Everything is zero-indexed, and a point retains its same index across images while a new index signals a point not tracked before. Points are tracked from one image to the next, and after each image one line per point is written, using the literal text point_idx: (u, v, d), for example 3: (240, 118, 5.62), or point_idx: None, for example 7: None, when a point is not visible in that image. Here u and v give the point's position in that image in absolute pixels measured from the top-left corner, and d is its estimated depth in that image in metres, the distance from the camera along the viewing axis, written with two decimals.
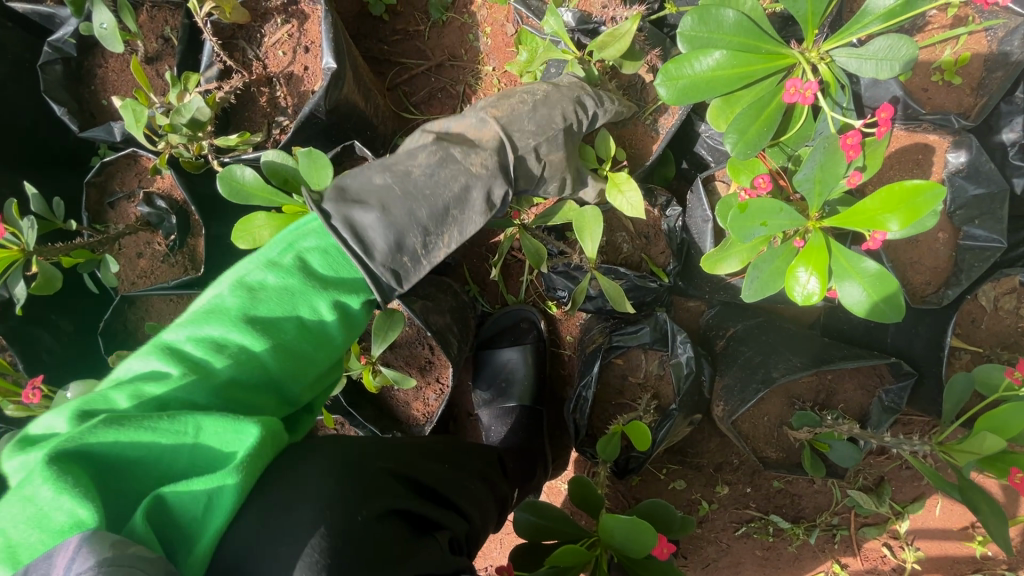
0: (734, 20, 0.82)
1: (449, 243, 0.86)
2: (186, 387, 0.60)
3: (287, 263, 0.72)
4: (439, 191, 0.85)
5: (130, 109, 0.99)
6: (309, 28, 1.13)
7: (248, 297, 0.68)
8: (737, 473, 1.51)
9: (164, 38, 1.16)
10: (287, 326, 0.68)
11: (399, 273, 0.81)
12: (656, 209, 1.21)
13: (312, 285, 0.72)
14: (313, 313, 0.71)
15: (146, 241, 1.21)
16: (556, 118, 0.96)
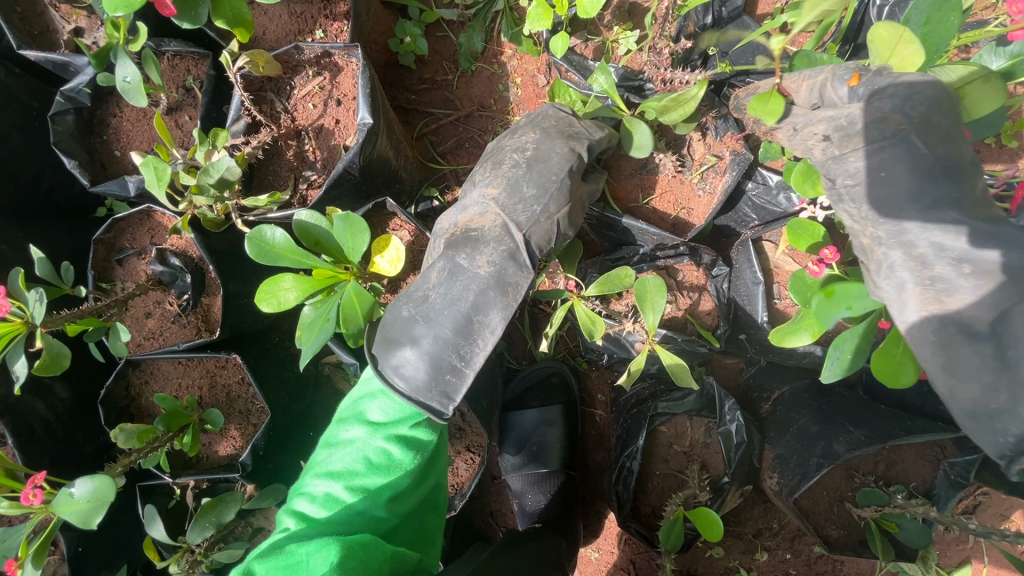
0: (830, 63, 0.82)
1: (483, 344, 0.94)
2: (298, 531, 0.79)
3: (353, 415, 0.93)
4: (457, 305, 0.94)
5: (152, 167, 0.92)
6: (342, 80, 1.07)
7: (328, 451, 0.89)
8: (777, 539, 1.40)
9: (186, 88, 1.10)
10: (358, 467, 0.85)
11: (446, 389, 0.93)
12: (701, 267, 1.15)
13: (370, 425, 0.90)
14: (374, 445, 0.88)
15: (156, 301, 1.12)
16: (553, 173, 0.97)
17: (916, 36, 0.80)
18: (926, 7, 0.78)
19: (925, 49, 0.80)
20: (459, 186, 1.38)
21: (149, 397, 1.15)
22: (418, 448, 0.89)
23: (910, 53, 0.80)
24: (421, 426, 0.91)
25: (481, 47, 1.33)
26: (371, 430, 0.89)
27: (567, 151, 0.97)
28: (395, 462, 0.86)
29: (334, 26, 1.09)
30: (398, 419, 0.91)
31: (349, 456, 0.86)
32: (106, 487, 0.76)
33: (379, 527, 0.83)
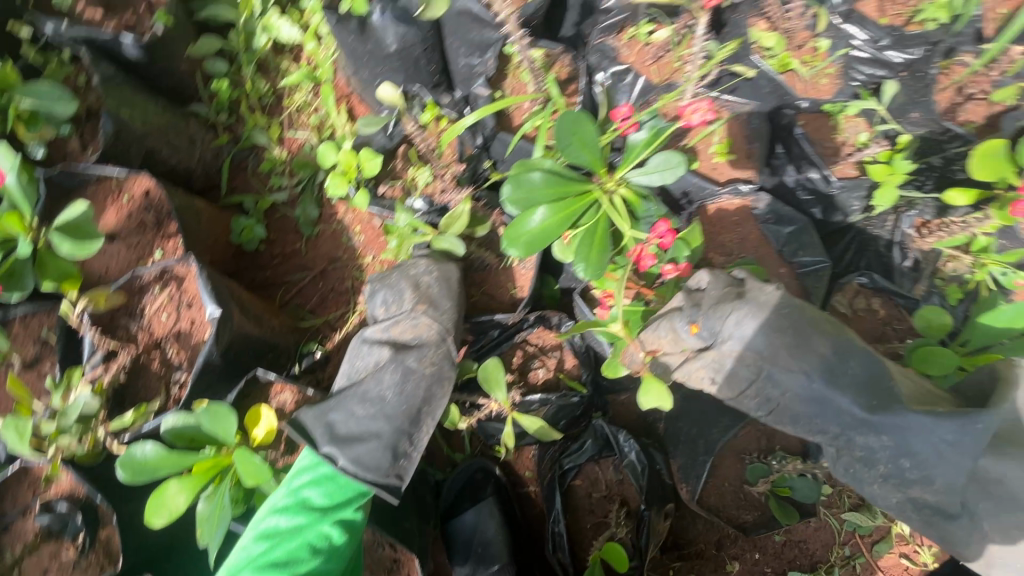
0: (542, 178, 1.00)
1: (429, 429, 1.11)
2: None
3: (292, 504, 0.96)
4: (410, 401, 1.10)
5: (11, 428, 1.01)
6: (187, 286, 1.19)
7: (268, 543, 0.91)
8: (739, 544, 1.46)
9: (41, 340, 1.17)
10: (303, 554, 0.90)
11: (401, 472, 1.06)
12: (553, 329, 1.31)
13: (315, 516, 0.95)
14: (319, 535, 0.93)
15: (50, 555, 1.09)
16: (452, 280, 1.19)
17: (574, 144, 1.01)
18: (569, 121, 0.99)
19: (584, 146, 1.01)
20: (335, 333, 1.49)
21: None
22: (352, 531, 0.97)
23: (582, 154, 1.01)
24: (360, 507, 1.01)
25: (317, 213, 1.53)
26: (314, 515, 0.95)
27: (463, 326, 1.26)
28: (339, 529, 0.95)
29: (170, 243, 1.22)
30: (340, 504, 0.99)
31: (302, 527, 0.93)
32: None
33: None
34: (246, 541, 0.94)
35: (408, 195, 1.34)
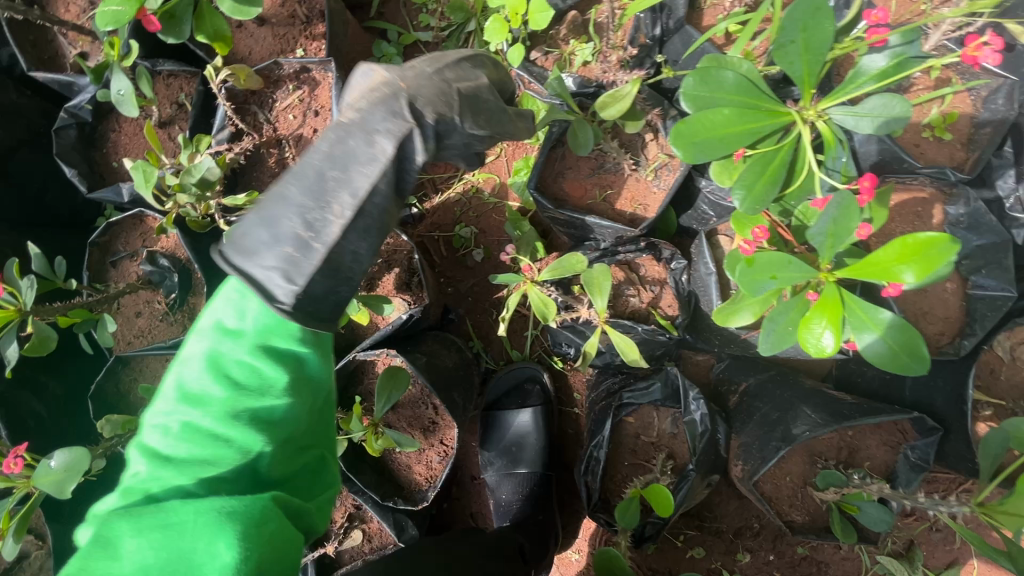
0: (733, 81, 0.82)
1: (326, 207, 0.67)
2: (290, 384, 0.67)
3: (256, 334, 0.68)
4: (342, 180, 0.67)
5: (141, 169, 0.99)
6: (320, 93, 1.17)
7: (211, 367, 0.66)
8: (758, 539, 1.41)
9: (178, 104, 1.19)
10: (219, 389, 0.65)
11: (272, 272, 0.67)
12: (661, 262, 1.21)
13: (267, 369, 0.67)
14: (263, 407, 0.65)
15: (147, 300, 1.21)
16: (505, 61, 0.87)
17: (797, 46, 0.75)
18: (801, 14, 0.73)
19: (807, 54, 0.75)
20: (438, 194, 1.48)
21: (137, 392, 1.23)
22: (291, 364, 0.69)
23: (799, 63, 0.75)
24: (298, 337, 0.69)
25: None
26: (263, 346, 0.67)
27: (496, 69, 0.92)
28: (270, 383, 0.66)
29: (313, 45, 1.18)
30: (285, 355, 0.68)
31: (222, 391, 0.65)
32: (80, 460, 0.80)
33: (237, 433, 0.64)
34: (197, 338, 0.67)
35: (560, 66, 1.21)
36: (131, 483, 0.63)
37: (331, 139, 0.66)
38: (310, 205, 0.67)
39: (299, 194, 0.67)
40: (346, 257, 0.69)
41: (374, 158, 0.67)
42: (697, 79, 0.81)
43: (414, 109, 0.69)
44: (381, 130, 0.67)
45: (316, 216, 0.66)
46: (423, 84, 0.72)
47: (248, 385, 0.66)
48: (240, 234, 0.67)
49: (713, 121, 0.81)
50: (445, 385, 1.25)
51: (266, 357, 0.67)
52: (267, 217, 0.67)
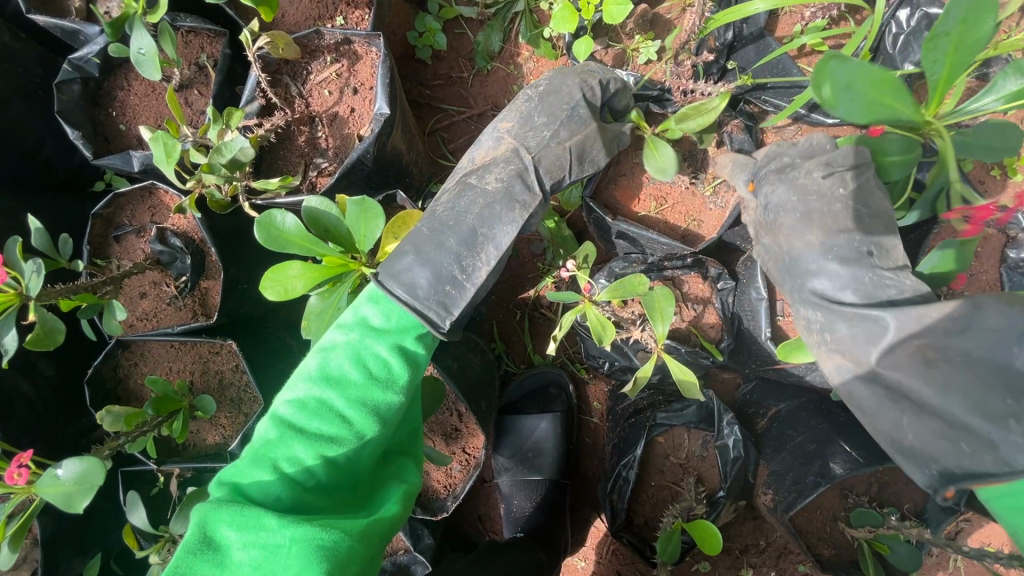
0: (870, 73, 0.70)
1: (488, 262, 0.92)
2: (389, 401, 0.79)
3: (369, 356, 0.80)
4: (461, 220, 0.92)
5: (161, 142, 0.88)
6: (360, 69, 1.06)
7: (328, 377, 0.79)
8: (763, 556, 1.27)
9: (199, 66, 1.07)
10: (354, 376, 0.79)
11: (446, 303, 0.88)
12: (707, 281, 1.15)
13: (371, 385, 0.79)
14: (360, 418, 0.77)
15: (153, 281, 1.10)
16: (563, 99, 0.99)
17: (948, 41, 0.69)
18: (966, 4, 0.66)
19: (955, 53, 0.70)
20: None
21: (137, 379, 1.14)
22: (413, 365, 0.83)
23: (943, 63, 0.71)
24: (423, 342, 0.85)
25: (498, 47, 1.30)
26: (372, 365, 0.80)
27: (578, 81, 1.00)
28: (395, 380, 0.80)
29: (354, 12, 1.06)
30: (386, 378, 0.80)
31: (355, 379, 0.79)
32: (95, 472, 0.73)
33: (338, 428, 0.76)
34: (325, 351, 0.81)
35: (621, 63, 1.13)
36: (258, 447, 0.76)
37: (468, 187, 0.95)
38: (458, 242, 0.91)
39: (457, 246, 0.91)
40: (480, 292, 0.94)
41: (513, 220, 0.93)
42: (834, 66, 0.69)
43: (539, 182, 0.96)
44: (519, 201, 0.94)
45: (468, 261, 0.91)
46: (544, 153, 0.97)
47: (357, 397, 0.78)
48: (411, 276, 0.87)
49: (846, 116, 0.70)
50: (471, 391, 1.20)
51: (376, 373, 0.80)
52: (429, 260, 0.89)
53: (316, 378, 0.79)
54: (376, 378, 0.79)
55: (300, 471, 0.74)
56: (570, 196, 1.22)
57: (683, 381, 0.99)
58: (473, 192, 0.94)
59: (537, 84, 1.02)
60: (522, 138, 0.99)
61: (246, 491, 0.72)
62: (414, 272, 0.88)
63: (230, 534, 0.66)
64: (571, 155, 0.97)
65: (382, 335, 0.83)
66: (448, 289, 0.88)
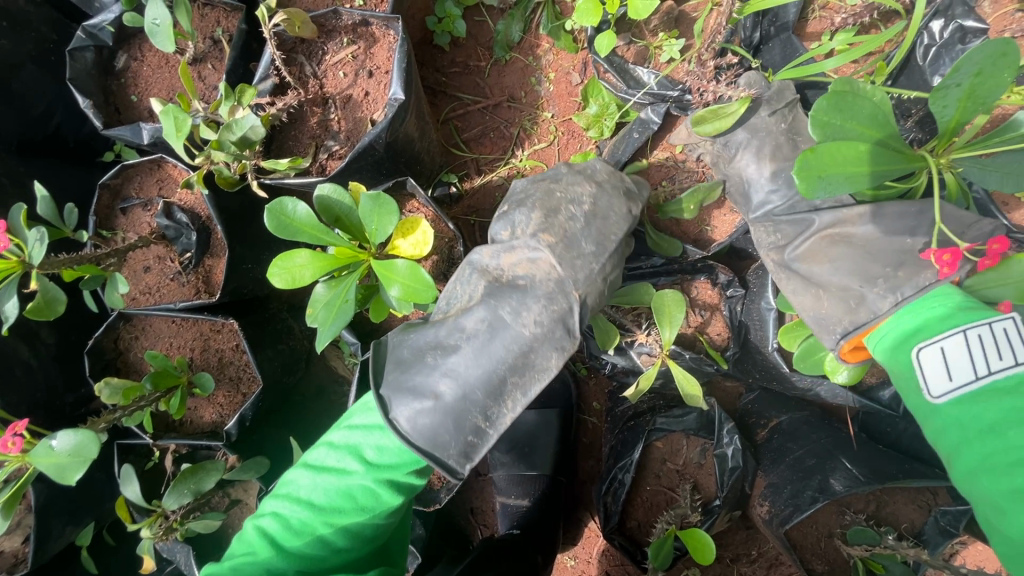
0: (870, 111, 0.70)
1: (513, 407, 0.86)
2: (370, 530, 0.81)
3: (361, 483, 0.82)
4: (490, 366, 0.86)
5: (172, 116, 0.87)
6: (377, 52, 1.04)
7: (320, 495, 0.82)
8: (755, 567, 1.27)
9: (214, 40, 1.06)
10: (343, 505, 0.81)
11: (466, 450, 0.85)
12: (716, 287, 1.14)
13: (358, 515, 0.80)
14: (341, 544, 0.79)
15: (158, 255, 1.10)
16: (612, 231, 0.90)
17: (960, 90, 0.67)
18: (981, 57, 0.64)
19: (966, 100, 0.68)
20: (479, 176, 1.34)
21: (137, 352, 1.13)
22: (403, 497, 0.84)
23: (953, 108, 0.69)
24: (416, 475, 0.85)
25: (518, 37, 1.29)
26: (364, 496, 0.82)
27: (624, 203, 0.92)
28: (383, 508, 0.81)
29: None
30: (374, 510, 0.81)
31: (340, 506, 0.81)
32: (88, 444, 0.72)
33: (319, 549, 0.79)
34: (325, 465, 0.85)
35: (642, 60, 1.10)
36: (241, 562, 0.77)
37: (499, 319, 0.86)
38: (482, 386, 0.85)
39: (483, 394, 0.85)
40: None
41: (548, 370, 0.86)
42: (837, 100, 0.69)
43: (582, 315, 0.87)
44: (557, 348, 0.86)
45: (493, 410, 0.86)
46: (590, 287, 0.88)
47: (344, 527, 0.80)
48: (421, 420, 0.84)
49: (846, 158, 0.69)
50: None
51: (364, 503, 0.81)
52: (448, 404, 0.85)
53: (311, 493, 0.82)
54: (364, 506, 0.81)
55: None
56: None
57: (688, 390, 1.00)
58: (503, 327, 0.86)
59: (581, 199, 0.91)
60: (563, 255, 0.87)
61: None
62: (429, 418, 0.84)
63: None
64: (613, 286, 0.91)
65: (376, 462, 0.84)
66: (465, 432, 0.85)
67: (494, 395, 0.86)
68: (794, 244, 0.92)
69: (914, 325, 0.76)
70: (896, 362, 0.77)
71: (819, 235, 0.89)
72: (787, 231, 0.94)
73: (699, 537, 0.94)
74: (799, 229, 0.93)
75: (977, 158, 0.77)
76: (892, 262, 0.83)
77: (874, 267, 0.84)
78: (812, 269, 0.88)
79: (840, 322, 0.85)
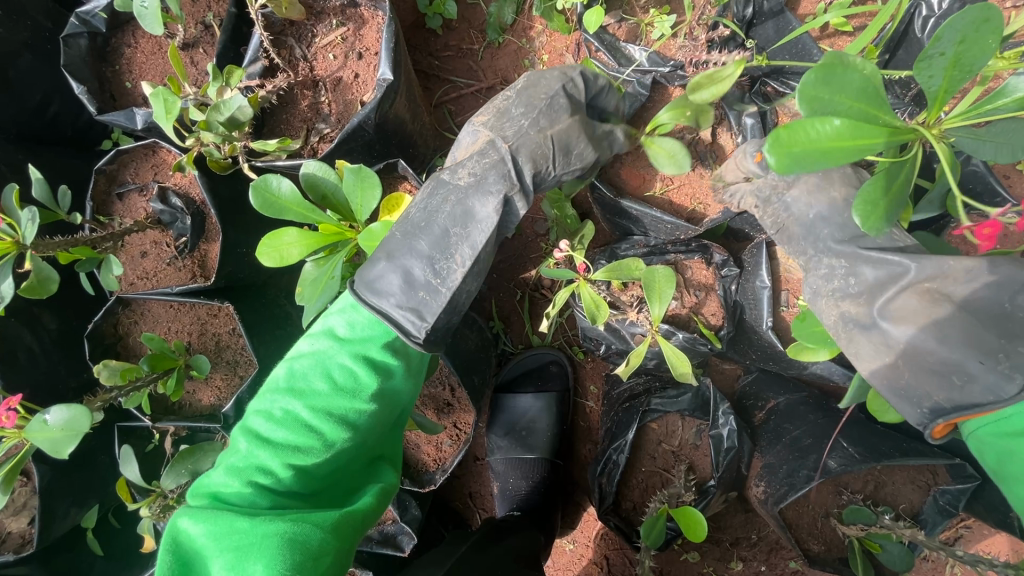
0: (859, 84, 0.68)
1: (462, 263, 0.86)
2: (356, 414, 0.82)
3: (339, 365, 0.83)
4: (434, 220, 0.86)
5: (161, 98, 0.87)
6: (366, 33, 1.04)
7: (298, 385, 0.82)
8: (755, 549, 1.26)
9: (205, 25, 1.06)
10: (320, 388, 0.82)
11: (420, 306, 0.85)
12: (711, 267, 1.13)
13: (340, 397, 0.81)
14: (329, 431, 0.80)
15: (154, 240, 1.11)
16: (544, 92, 0.88)
17: (944, 60, 0.65)
18: (964, 24, 0.62)
19: (953, 68, 0.66)
20: None
21: (136, 336, 1.15)
22: (382, 374, 0.84)
23: (941, 78, 0.66)
24: (391, 349, 0.86)
25: (511, 19, 1.28)
26: (343, 377, 0.82)
27: (558, 74, 0.89)
28: (361, 389, 0.82)
29: None
30: (355, 389, 0.82)
31: (319, 390, 0.82)
32: (81, 419, 0.74)
33: (309, 439, 0.80)
34: (299, 359, 0.84)
35: (635, 38, 1.10)
36: (235, 460, 0.80)
37: (442, 180, 0.89)
38: (428, 242, 0.86)
39: (429, 249, 0.86)
40: (462, 298, 0.88)
41: (488, 219, 0.86)
42: (829, 72, 0.67)
43: (519, 173, 0.86)
44: (494, 194, 0.86)
45: (442, 264, 0.85)
46: (523, 143, 0.87)
47: (326, 408, 0.81)
48: (376, 281, 0.86)
49: (819, 135, 0.68)
50: (465, 365, 1.19)
51: (342, 382, 0.82)
52: (401, 263, 0.86)
53: (291, 385, 0.83)
54: (346, 389, 0.82)
55: (274, 487, 0.78)
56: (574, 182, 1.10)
57: (678, 368, 0.99)
58: (446, 186, 0.87)
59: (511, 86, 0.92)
60: (496, 119, 0.89)
61: (225, 497, 0.76)
62: (385, 277, 0.85)
63: (200, 531, 0.72)
64: (554, 145, 0.87)
65: (351, 344, 0.85)
66: (417, 287, 0.85)
67: (441, 250, 0.86)
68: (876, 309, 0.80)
69: (1021, 423, 0.68)
70: (986, 452, 0.71)
71: (907, 296, 0.77)
72: (860, 289, 0.83)
73: (691, 513, 0.93)
74: (876, 286, 0.81)
75: (970, 127, 0.75)
76: (969, 337, 0.72)
77: (982, 332, 0.72)
78: (899, 324, 0.77)
79: (930, 397, 0.76)
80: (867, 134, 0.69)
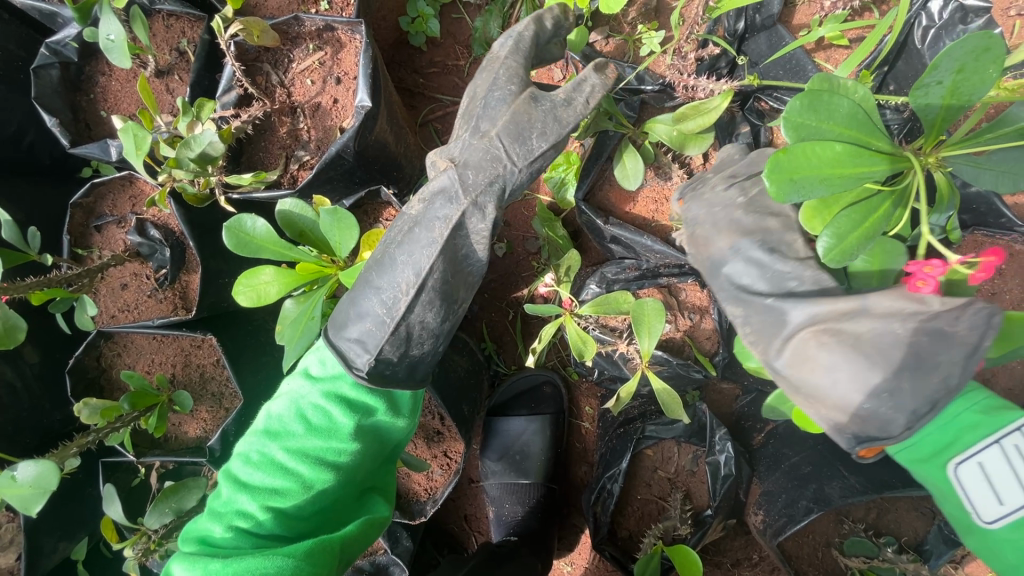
0: (849, 109, 0.64)
1: (409, 294, 0.77)
2: (333, 453, 0.79)
3: (314, 405, 0.80)
4: (386, 249, 0.80)
5: (130, 134, 0.84)
6: (344, 57, 1.00)
7: (275, 425, 0.80)
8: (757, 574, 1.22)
9: (179, 51, 1.03)
10: (296, 429, 0.79)
11: (369, 343, 0.79)
12: (705, 289, 1.09)
13: (316, 437, 0.79)
14: (306, 472, 0.78)
15: (134, 272, 1.09)
16: (480, 91, 0.81)
17: (942, 88, 0.61)
18: (962, 53, 0.58)
19: (950, 99, 0.62)
20: None
21: (119, 370, 1.13)
22: (358, 412, 0.80)
23: (938, 106, 0.63)
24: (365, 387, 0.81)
25: (496, 34, 1.24)
26: (319, 417, 0.79)
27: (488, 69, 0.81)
28: (337, 429, 0.79)
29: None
30: (331, 430, 0.79)
31: (294, 431, 0.79)
32: (50, 474, 0.72)
33: (287, 481, 0.78)
34: (279, 400, 0.82)
35: (623, 56, 1.06)
36: (218, 505, 0.79)
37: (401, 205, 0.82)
38: (380, 273, 0.80)
39: (379, 280, 0.80)
40: (415, 330, 0.80)
41: (433, 242, 0.76)
42: (815, 97, 0.62)
43: (464, 191, 0.76)
44: (440, 218, 0.77)
45: (389, 296, 0.78)
46: (471, 154, 0.77)
47: (302, 449, 0.79)
48: (339, 318, 0.83)
49: (818, 160, 0.63)
50: (454, 393, 1.16)
51: (318, 423, 0.79)
52: (357, 298, 0.81)
53: (269, 425, 0.80)
54: (322, 427, 0.79)
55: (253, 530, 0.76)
56: (564, 195, 1.06)
57: (668, 402, 0.96)
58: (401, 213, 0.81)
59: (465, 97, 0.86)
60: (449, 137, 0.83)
61: (208, 541, 0.75)
62: (345, 312, 0.82)
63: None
64: (502, 145, 0.76)
65: (325, 382, 0.81)
66: (367, 323, 0.80)
67: (389, 281, 0.79)
68: (773, 351, 0.75)
69: (943, 439, 0.66)
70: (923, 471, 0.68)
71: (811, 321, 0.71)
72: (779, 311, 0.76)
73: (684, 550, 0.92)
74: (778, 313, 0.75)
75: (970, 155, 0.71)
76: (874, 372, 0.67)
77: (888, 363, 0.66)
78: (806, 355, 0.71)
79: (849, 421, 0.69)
80: (863, 159, 0.65)
